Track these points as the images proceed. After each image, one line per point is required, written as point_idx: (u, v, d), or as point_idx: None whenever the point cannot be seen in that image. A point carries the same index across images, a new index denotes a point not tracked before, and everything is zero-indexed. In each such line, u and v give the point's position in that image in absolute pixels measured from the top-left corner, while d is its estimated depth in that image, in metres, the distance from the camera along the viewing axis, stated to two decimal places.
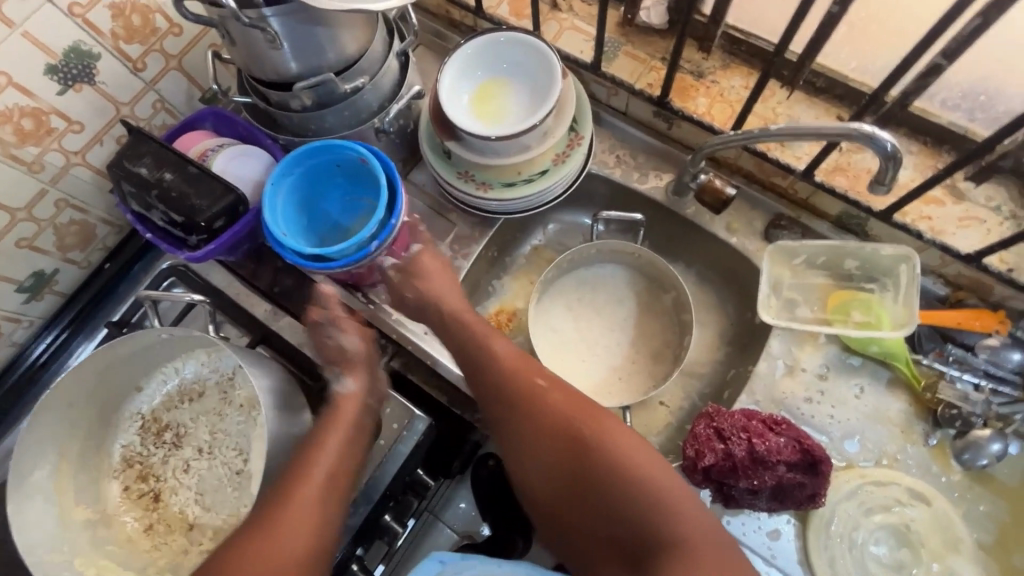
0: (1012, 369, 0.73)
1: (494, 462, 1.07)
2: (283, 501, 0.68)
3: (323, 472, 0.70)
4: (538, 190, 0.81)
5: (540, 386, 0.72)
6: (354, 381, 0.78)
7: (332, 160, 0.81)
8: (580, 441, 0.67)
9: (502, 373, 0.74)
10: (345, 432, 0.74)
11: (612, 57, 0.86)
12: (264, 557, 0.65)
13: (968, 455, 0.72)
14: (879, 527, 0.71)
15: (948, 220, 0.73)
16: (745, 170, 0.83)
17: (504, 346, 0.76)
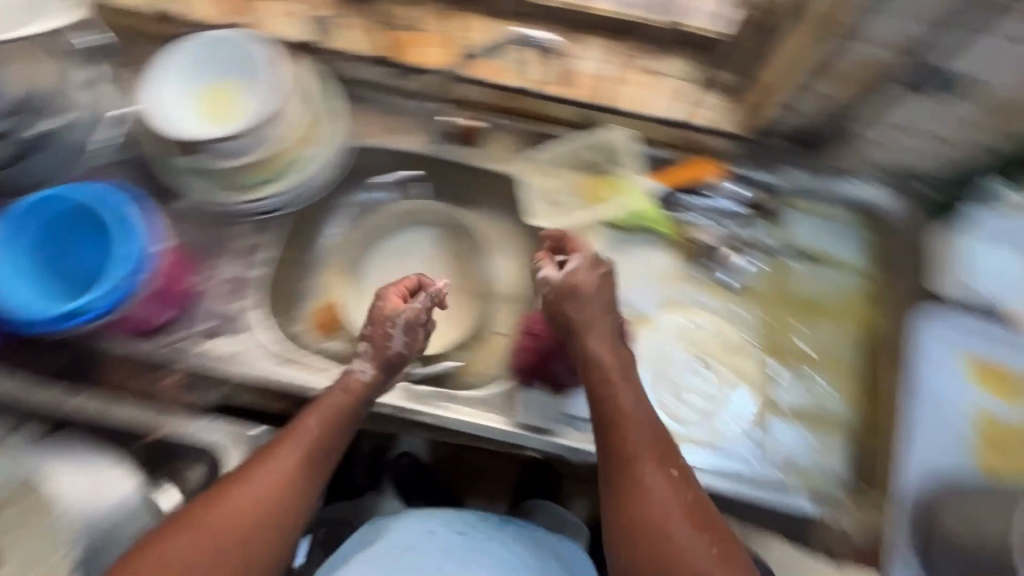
0: (738, 199, 0.88)
1: (406, 459, 1.21)
2: (249, 477, 0.64)
3: (295, 460, 0.66)
4: (303, 177, 0.84)
5: (635, 401, 0.67)
6: (369, 365, 0.74)
7: (57, 214, 0.74)
8: (644, 468, 0.63)
9: (595, 372, 0.69)
10: (325, 418, 0.70)
11: (333, 32, 0.88)
12: (219, 527, 0.60)
13: (725, 276, 0.88)
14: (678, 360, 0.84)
15: (649, 93, 0.88)
16: (489, 103, 0.90)
17: (603, 345, 0.70)
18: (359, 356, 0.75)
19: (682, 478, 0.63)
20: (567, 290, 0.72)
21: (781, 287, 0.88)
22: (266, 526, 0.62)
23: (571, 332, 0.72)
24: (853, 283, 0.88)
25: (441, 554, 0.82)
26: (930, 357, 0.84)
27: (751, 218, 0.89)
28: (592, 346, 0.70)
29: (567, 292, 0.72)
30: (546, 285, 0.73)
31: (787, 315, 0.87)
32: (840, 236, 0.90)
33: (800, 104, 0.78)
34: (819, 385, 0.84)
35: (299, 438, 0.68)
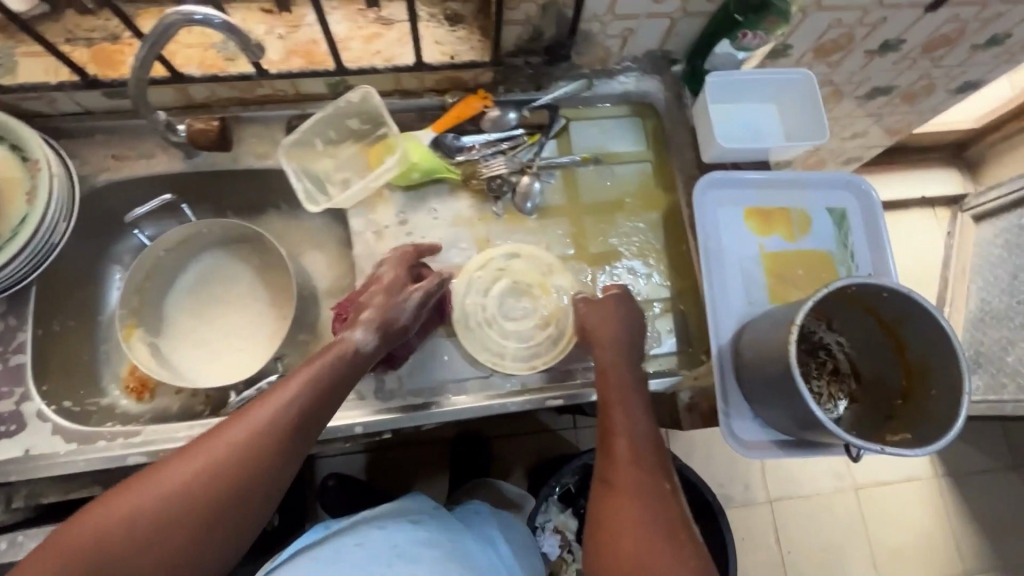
0: (513, 125, 0.89)
1: (332, 480, 1.28)
2: (227, 430, 0.59)
3: (272, 424, 0.60)
4: (33, 235, 0.73)
5: (634, 402, 0.72)
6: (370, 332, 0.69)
7: None
8: (631, 473, 0.67)
9: (603, 372, 0.74)
10: (316, 384, 0.64)
11: (12, 64, 0.76)
12: (188, 482, 0.56)
13: (524, 203, 0.87)
14: (497, 294, 0.84)
15: (391, 44, 0.83)
16: (229, 96, 0.83)
17: (611, 344, 0.75)
18: (364, 327, 0.69)
19: (663, 485, 0.67)
20: (596, 307, 0.77)
21: (578, 197, 0.90)
22: (237, 490, 0.58)
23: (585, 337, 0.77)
24: (643, 172, 0.92)
25: (390, 552, 0.76)
26: (713, 219, 0.87)
27: (535, 139, 0.90)
28: (599, 346, 0.75)
29: (593, 313, 0.77)
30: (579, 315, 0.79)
31: (591, 222, 0.89)
32: (621, 131, 0.93)
33: (519, 16, 0.77)
34: (636, 275, 0.88)
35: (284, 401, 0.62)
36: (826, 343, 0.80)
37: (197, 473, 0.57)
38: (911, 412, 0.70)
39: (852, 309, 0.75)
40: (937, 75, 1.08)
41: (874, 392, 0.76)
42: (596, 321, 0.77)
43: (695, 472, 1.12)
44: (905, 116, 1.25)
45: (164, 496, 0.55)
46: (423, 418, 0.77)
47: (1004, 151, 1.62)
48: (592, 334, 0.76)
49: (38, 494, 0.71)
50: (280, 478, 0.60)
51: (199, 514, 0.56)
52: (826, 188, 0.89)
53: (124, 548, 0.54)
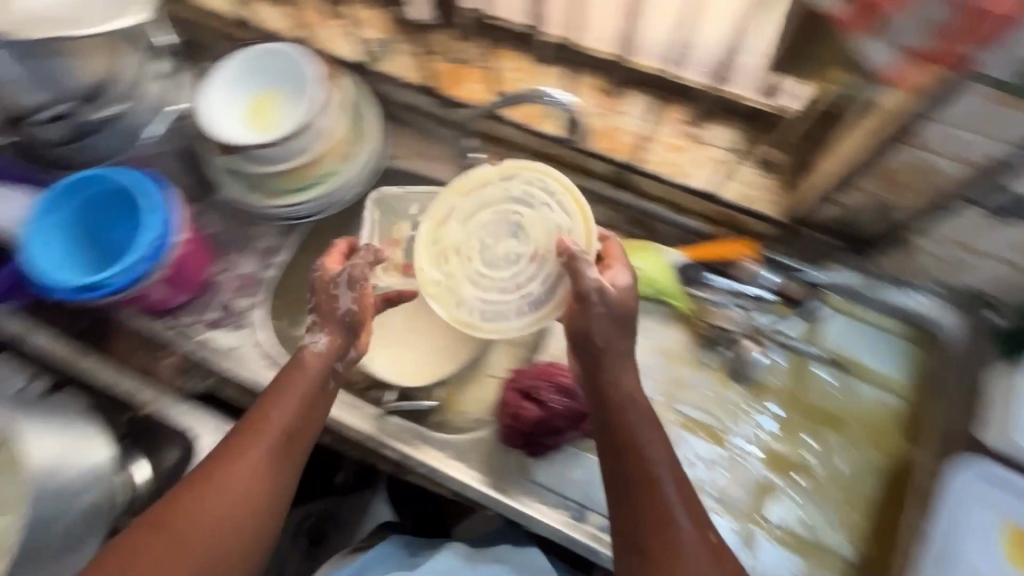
0: (767, 286, 0.81)
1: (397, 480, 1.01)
2: (232, 469, 0.59)
3: (272, 435, 0.61)
4: (329, 191, 0.86)
5: (641, 420, 0.60)
6: (326, 335, 0.66)
7: (101, 189, 0.77)
8: (650, 493, 0.57)
9: (608, 387, 0.62)
10: (299, 391, 0.64)
11: (388, 56, 0.91)
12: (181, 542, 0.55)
13: (738, 369, 0.80)
14: (505, 195, 0.72)
15: (692, 163, 0.82)
16: (521, 143, 0.88)
17: (600, 325, 0.63)
18: (313, 331, 0.67)
19: (692, 522, 0.56)
20: (617, 315, 0.63)
21: (799, 391, 0.80)
22: (244, 524, 0.58)
23: (586, 328, 0.63)
24: (888, 404, 0.79)
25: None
26: (956, 514, 0.71)
27: (781, 310, 0.81)
28: (604, 349, 0.63)
29: (618, 309, 0.63)
30: (597, 292, 0.62)
31: (797, 425, 0.78)
32: (879, 348, 0.81)
33: (843, 200, 0.70)
34: (820, 509, 0.75)
35: (278, 421, 0.62)
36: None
37: (192, 527, 0.56)
38: None
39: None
40: None
41: None
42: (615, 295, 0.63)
43: None
44: None
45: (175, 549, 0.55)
46: (525, 518, 0.74)
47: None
48: (590, 325, 0.63)
49: (222, 386, 0.83)
50: (290, 477, 0.62)
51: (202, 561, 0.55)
52: None
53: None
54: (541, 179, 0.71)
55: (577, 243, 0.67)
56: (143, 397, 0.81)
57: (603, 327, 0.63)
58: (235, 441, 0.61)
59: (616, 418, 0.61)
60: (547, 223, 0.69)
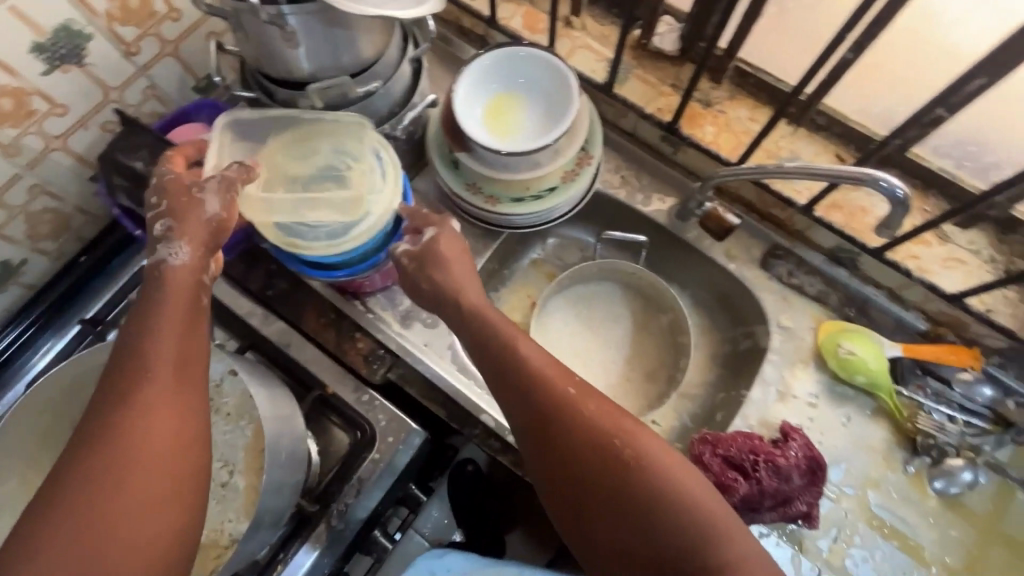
0: (982, 402, 0.78)
1: (473, 467, 0.91)
2: (123, 398, 0.51)
3: (150, 365, 0.52)
4: (548, 207, 0.82)
5: (548, 372, 0.62)
6: (187, 250, 0.59)
7: None
8: (564, 423, 0.59)
9: (508, 349, 0.64)
10: (172, 305, 0.56)
11: (624, 80, 0.88)
12: (121, 460, 0.48)
13: (940, 482, 0.77)
14: (309, 155, 0.73)
15: (933, 261, 0.79)
16: (743, 198, 0.86)
17: (478, 288, 0.70)
18: (165, 242, 0.59)
19: (621, 444, 0.58)
20: (429, 254, 0.71)
21: (1000, 518, 0.77)
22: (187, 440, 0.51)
23: (440, 295, 0.70)
24: None
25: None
26: None
27: (994, 430, 0.78)
28: (489, 315, 0.67)
29: (422, 258, 0.71)
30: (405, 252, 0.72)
31: (994, 554, 0.75)
32: None
33: None
34: None
35: (157, 347, 0.53)
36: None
37: (125, 447, 0.48)
38: None
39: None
40: None
41: None
42: (454, 241, 0.72)
43: None
44: None
45: (125, 464, 0.48)
46: None
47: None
48: (445, 275, 0.70)
49: (405, 380, 0.83)
50: (199, 400, 0.54)
51: (149, 475, 0.48)
52: None
53: (90, 541, 0.45)
54: (338, 139, 0.74)
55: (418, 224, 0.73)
56: (330, 377, 0.80)
57: (470, 283, 0.70)
58: (117, 386, 0.51)
59: (533, 376, 0.62)
60: (367, 181, 0.72)
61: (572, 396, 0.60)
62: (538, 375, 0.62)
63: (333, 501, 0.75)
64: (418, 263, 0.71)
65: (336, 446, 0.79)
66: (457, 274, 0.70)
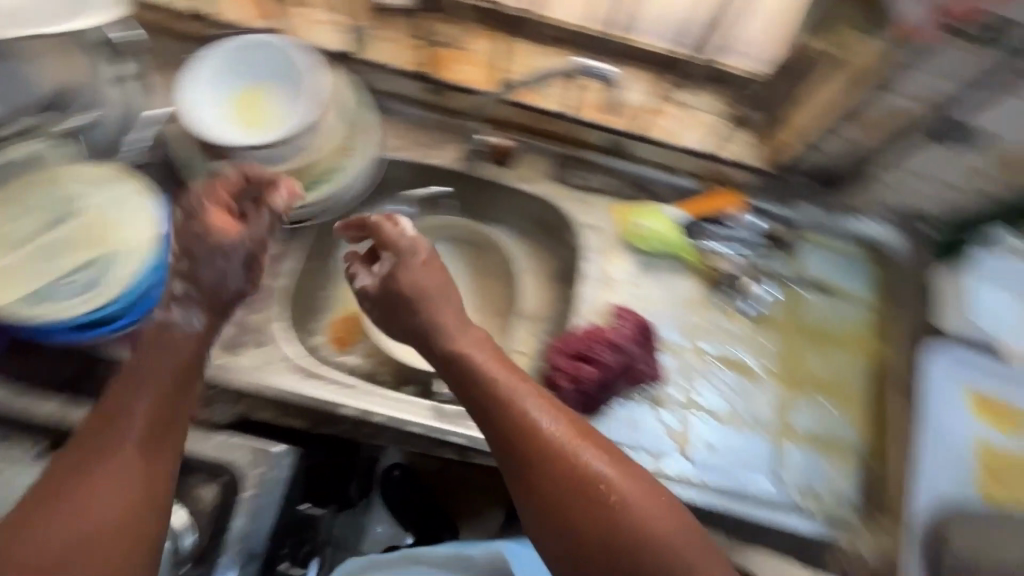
0: (755, 230, 0.92)
1: (399, 471, 1.12)
2: (93, 462, 0.54)
3: (132, 416, 0.56)
4: (335, 188, 0.82)
5: (537, 411, 0.60)
6: (191, 316, 0.63)
7: None
8: (549, 457, 0.58)
9: (492, 394, 0.62)
10: (166, 372, 0.60)
11: (368, 43, 0.88)
12: (85, 515, 0.51)
13: (745, 305, 0.90)
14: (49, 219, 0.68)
15: (680, 128, 0.91)
16: (516, 123, 0.91)
17: (457, 332, 0.67)
18: (183, 305, 0.63)
19: (605, 482, 0.57)
20: (393, 292, 0.70)
21: (796, 316, 0.92)
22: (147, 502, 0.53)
23: (417, 336, 0.70)
24: (864, 316, 0.92)
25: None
26: (937, 387, 0.86)
27: (769, 249, 0.93)
28: (470, 364, 0.64)
29: (390, 295, 0.70)
30: (364, 291, 0.73)
31: (801, 346, 0.90)
32: (852, 270, 0.94)
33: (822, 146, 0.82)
34: (832, 414, 0.87)
35: (138, 406, 0.57)
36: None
37: (95, 496, 0.52)
38: None
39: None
40: None
41: None
42: (420, 292, 0.69)
43: None
44: None
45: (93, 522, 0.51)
46: None
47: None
48: (414, 324, 0.69)
49: (253, 408, 0.78)
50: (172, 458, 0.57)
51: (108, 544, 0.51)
52: None
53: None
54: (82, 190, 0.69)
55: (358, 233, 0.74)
56: None
57: (453, 328, 0.68)
58: (105, 413, 0.57)
59: (522, 423, 0.59)
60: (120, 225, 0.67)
61: (564, 440, 0.59)
62: (533, 422, 0.59)
63: (217, 558, 0.69)
64: (381, 289, 0.71)
65: (202, 504, 0.71)
66: (429, 319, 0.68)
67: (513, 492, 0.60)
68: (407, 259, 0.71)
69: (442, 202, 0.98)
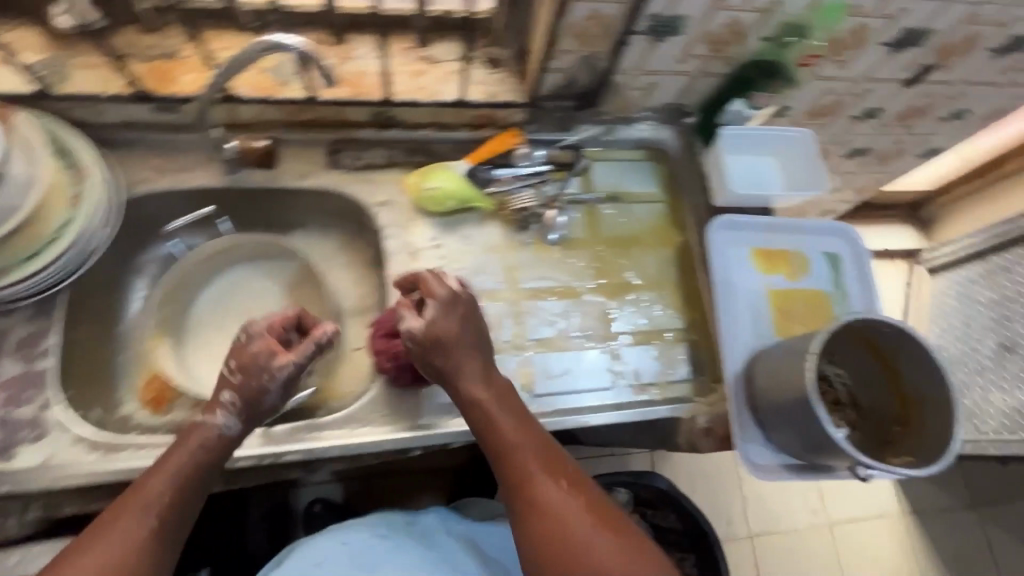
0: (541, 161, 0.96)
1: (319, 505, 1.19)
2: (127, 511, 0.63)
3: (180, 469, 0.66)
4: (74, 240, 0.74)
5: (530, 448, 0.70)
6: (230, 416, 0.71)
7: None
8: (546, 493, 0.67)
9: (495, 445, 0.70)
10: (191, 452, 0.68)
11: (66, 75, 0.79)
12: (113, 556, 0.60)
13: (550, 234, 0.94)
14: None
15: (435, 82, 0.90)
16: (274, 120, 0.88)
17: (472, 377, 0.72)
18: (225, 411, 0.71)
19: (607, 538, 0.65)
20: (440, 341, 0.72)
21: (600, 229, 0.97)
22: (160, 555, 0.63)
23: (444, 380, 0.73)
24: (657, 211, 1.01)
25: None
26: (725, 257, 0.95)
27: (560, 175, 0.97)
28: (492, 414, 0.71)
29: (433, 342, 0.72)
30: (387, 356, 0.78)
31: (611, 255, 0.96)
32: (636, 173, 1.02)
33: (562, 65, 0.85)
34: (652, 306, 0.94)
35: (157, 480, 0.65)
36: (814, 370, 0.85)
37: (121, 543, 0.61)
38: (911, 432, 0.77)
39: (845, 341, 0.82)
40: (909, 142, 1.23)
41: (873, 418, 0.83)
42: (450, 341, 0.72)
43: (692, 502, 1.28)
44: (875, 177, 1.40)
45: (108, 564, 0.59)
46: (450, 436, 0.78)
47: (967, 207, 1.92)
48: (440, 365, 0.72)
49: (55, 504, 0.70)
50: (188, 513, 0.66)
51: None
52: (821, 233, 0.98)
53: None
54: None
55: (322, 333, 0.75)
56: None
57: (483, 390, 0.72)
58: (160, 470, 0.66)
59: (523, 478, 0.68)
60: None
61: (558, 496, 0.67)
62: (530, 477, 0.68)
63: None
64: (422, 346, 0.72)
65: None
66: (447, 361, 0.72)
67: (511, 519, 0.68)
68: (464, 331, 0.74)
69: (219, 223, 0.93)
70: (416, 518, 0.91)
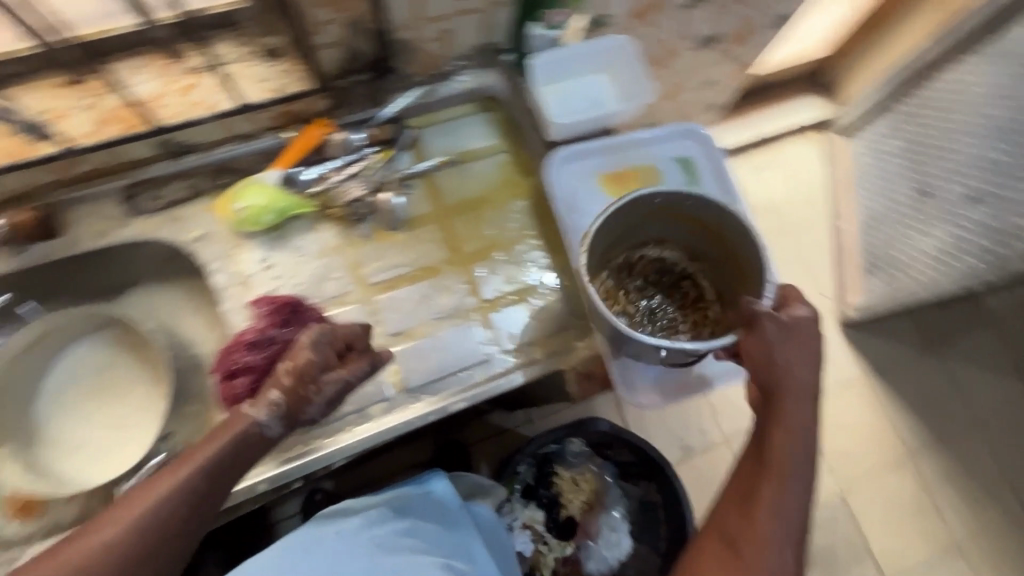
0: (359, 144, 0.88)
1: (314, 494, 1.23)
2: (190, 461, 0.60)
3: (213, 459, 0.61)
4: None
5: (807, 485, 0.64)
6: (282, 429, 0.65)
7: None
8: (782, 487, 0.63)
9: (778, 440, 0.65)
10: (230, 446, 0.62)
11: None
12: (158, 513, 0.57)
13: (389, 218, 0.88)
14: None
15: (209, 93, 0.81)
16: (47, 181, 0.80)
17: (805, 386, 0.66)
18: (270, 410, 0.65)
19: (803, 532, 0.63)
20: (789, 332, 0.66)
21: (443, 200, 0.91)
22: (193, 525, 0.59)
23: (766, 368, 0.67)
24: (501, 162, 0.94)
25: (367, 549, 0.71)
26: (573, 189, 0.90)
27: (386, 154, 0.90)
28: (791, 421, 0.65)
29: (786, 330, 0.66)
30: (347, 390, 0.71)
31: (462, 223, 0.90)
32: (470, 129, 0.95)
33: (328, 38, 0.77)
34: (516, 265, 0.89)
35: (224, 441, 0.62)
36: (650, 258, 0.90)
37: (171, 498, 0.57)
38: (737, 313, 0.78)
39: (663, 223, 0.84)
40: (757, 16, 1.16)
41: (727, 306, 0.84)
42: (766, 356, 0.67)
43: (637, 434, 1.30)
44: (742, 59, 1.33)
45: (148, 525, 0.56)
46: (333, 454, 0.77)
47: (864, 59, 1.79)
48: (774, 356, 0.66)
49: None
50: (235, 485, 0.63)
51: (162, 542, 0.57)
52: (669, 139, 0.94)
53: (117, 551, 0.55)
54: None
55: (372, 358, 0.70)
56: None
57: (810, 421, 0.65)
58: (226, 423, 0.64)
59: (778, 469, 0.64)
60: None
61: (794, 503, 0.63)
62: (783, 481, 0.63)
63: None
64: (786, 327, 0.66)
65: None
66: (776, 379, 0.66)
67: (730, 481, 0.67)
68: (807, 360, 0.66)
69: (28, 308, 0.85)
70: (427, 489, 0.84)
